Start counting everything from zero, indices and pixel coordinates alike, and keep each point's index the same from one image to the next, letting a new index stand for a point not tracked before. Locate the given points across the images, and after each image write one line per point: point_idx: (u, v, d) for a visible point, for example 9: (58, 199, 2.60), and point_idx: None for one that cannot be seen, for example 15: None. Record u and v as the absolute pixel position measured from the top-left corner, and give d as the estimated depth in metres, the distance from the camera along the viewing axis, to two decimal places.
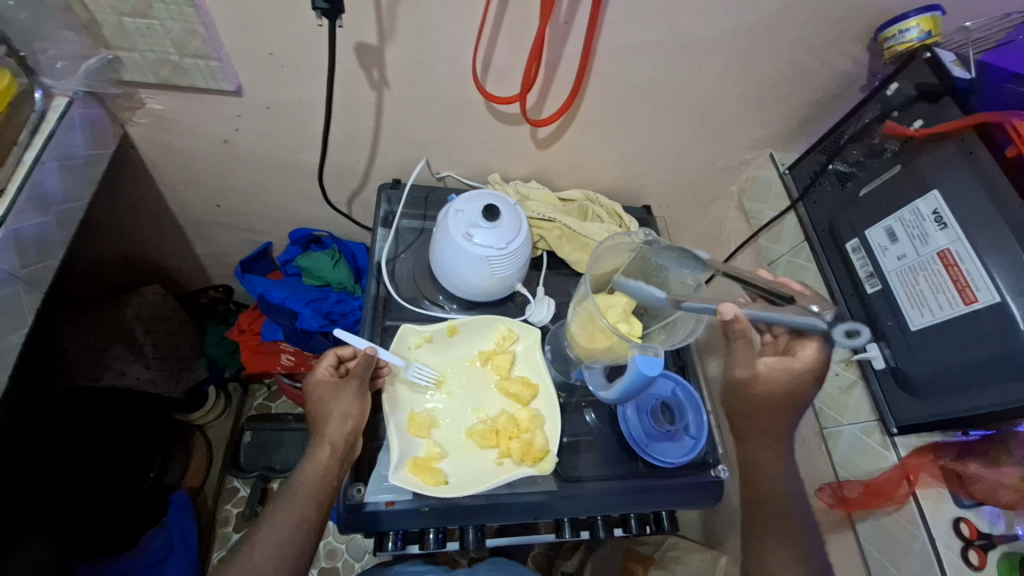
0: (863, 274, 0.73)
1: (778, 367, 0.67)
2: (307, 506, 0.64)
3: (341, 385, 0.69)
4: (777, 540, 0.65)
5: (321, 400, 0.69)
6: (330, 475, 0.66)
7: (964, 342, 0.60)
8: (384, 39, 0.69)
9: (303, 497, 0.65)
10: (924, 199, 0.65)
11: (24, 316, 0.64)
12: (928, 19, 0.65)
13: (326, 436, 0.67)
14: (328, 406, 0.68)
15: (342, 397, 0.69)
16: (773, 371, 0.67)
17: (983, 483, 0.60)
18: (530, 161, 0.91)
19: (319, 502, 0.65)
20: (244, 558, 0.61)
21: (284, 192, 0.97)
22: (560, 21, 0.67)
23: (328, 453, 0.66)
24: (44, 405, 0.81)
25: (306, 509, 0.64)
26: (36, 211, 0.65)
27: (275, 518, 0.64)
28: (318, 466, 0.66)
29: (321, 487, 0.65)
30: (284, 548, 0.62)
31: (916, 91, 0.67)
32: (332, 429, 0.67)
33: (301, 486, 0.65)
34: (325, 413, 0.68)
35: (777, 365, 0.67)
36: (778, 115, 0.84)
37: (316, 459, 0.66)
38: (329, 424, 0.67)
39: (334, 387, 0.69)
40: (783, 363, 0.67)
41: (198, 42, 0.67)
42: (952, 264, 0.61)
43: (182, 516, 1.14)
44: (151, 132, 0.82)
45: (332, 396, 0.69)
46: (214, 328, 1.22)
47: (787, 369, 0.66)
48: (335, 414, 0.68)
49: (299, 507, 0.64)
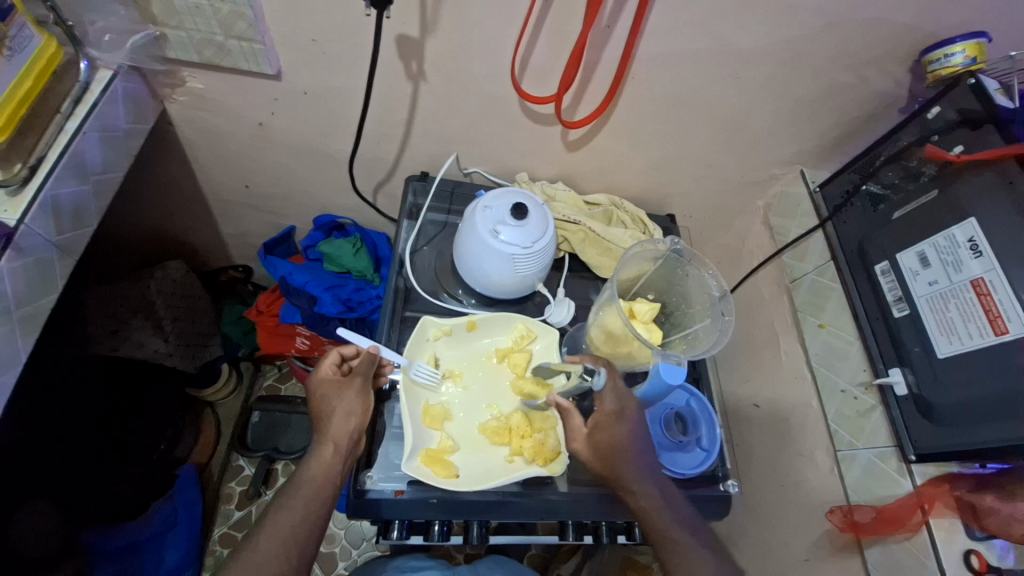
0: (891, 298, 0.73)
1: (597, 430, 0.63)
2: (308, 503, 0.62)
3: (345, 383, 0.69)
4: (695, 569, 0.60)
5: (325, 397, 0.68)
6: (333, 473, 0.64)
7: (994, 373, 0.59)
8: (426, 32, 0.69)
9: (307, 492, 0.63)
10: (961, 225, 0.64)
11: (55, 282, 0.65)
12: (974, 45, 0.64)
13: (329, 435, 0.65)
14: (332, 404, 0.67)
15: (346, 395, 0.68)
16: (601, 432, 0.63)
17: (999, 517, 0.59)
18: (558, 163, 0.92)
19: (322, 500, 0.63)
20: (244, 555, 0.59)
21: (313, 177, 0.98)
22: (602, 25, 0.67)
23: (331, 451, 0.64)
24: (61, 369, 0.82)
25: (309, 505, 0.62)
26: (74, 178, 0.66)
27: (281, 512, 0.61)
28: (322, 463, 0.64)
29: (325, 483, 0.63)
30: (291, 543, 0.60)
31: (958, 116, 0.66)
32: (336, 427, 0.66)
33: (306, 481, 0.63)
34: (329, 411, 0.67)
35: (596, 427, 0.64)
36: (812, 132, 0.84)
37: (320, 457, 0.64)
38: (332, 422, 0.66)
39: (339, 384, 0.68)
40: (600, 426, 0.63)
41: (243, 25, 0.68)
42: (985, 293, 0.60)
43: (189, 489, 1.16)
44: (189, 111, 0.83)
45: (336, 394, 0.68)
46: (231, 307, 1.23)
47: (606, 431, 0.63)
48: (338, 412, 0.66)
49: (302, 504, 0.62)
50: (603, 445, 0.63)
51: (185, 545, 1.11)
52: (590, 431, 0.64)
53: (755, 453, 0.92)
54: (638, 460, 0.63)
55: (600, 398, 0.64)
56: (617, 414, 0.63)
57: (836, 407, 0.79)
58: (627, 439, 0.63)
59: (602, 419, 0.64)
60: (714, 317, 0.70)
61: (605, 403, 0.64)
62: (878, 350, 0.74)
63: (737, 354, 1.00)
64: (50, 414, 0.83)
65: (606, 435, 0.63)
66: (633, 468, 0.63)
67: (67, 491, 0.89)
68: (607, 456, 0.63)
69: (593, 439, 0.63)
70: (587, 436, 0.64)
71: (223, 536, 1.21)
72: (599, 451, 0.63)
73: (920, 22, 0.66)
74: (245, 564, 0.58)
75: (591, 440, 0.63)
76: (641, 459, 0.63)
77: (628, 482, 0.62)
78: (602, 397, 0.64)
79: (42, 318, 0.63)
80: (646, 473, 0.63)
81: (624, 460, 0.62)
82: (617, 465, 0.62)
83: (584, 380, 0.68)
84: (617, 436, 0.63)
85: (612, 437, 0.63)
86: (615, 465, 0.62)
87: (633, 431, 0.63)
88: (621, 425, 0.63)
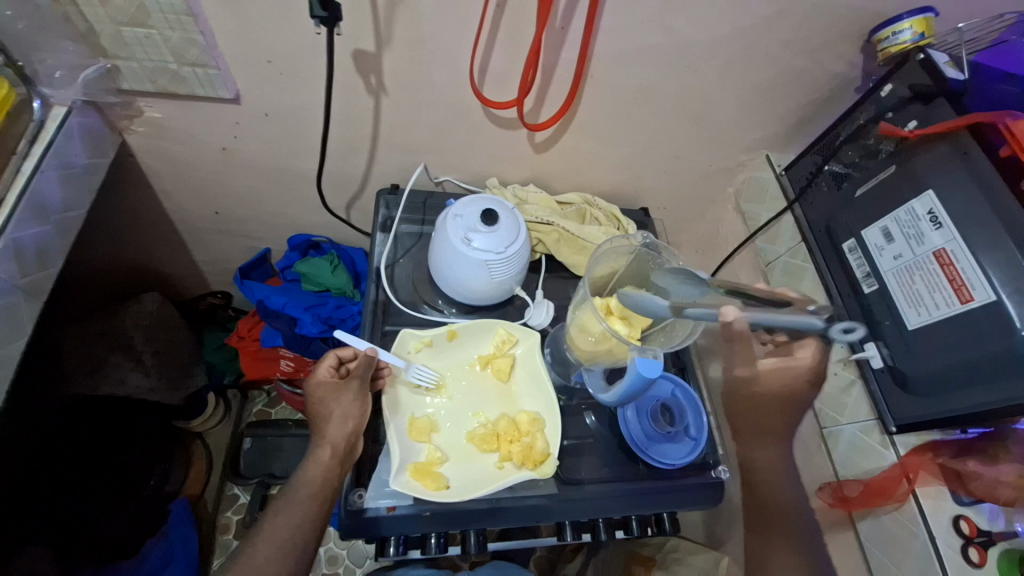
0: (860, 274, 0.74)
1: (794, 385, 0.67)
2: (307, 506, 0.62)
3: (342, 386, 0.69)
4: (776, 555, 0.66)
5: (323, 400, 0.67)
6: (331, 475, 0.64)
7: (962, 340, 0.60)
8: (382, 45, 0.69)
9: (304, 498, 0.62)
10: (920, 199, 0.66)
11: (24, 325, 0.64)
12: (921, 21, 0.66)
13: (327, 436, 0.65)
14: (329, 407, 0.67)
15: (344, 398, 0.68)
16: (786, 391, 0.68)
17: (982, 481, 0.61)
18: (528, 165, 0.92)
19: (319, 504, 0.63)
20: (246, 559, 0.58)
21: (283, 198, 0.97)
22: (556, 26, 0.67)
23: (329, 453, 0.64)
24: (43, 409, 0.80)
25: (308, 509, 0.62)
26: (36, 219, 0.65)
27: (279, 516, 0.61)
28: (319, 466, 0.64)
29: (323, 487, 0.63)
30: (288, 547, 0.60)
31: (910, 92, 0.67)
32: (333, 430, 0.66)
33: (304, 485, 0.63)
34: (326, 414, 0.67)
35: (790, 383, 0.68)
36: (773, 117, 0.85)
37: (317, 459, 0.64)
38: (330, 425, 0.66)
39: (336, 388, 0.68)
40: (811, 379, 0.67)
41: (196, 51, 0.68)
42: (949, 263, 0.61)
43: (182, 524, 1.14)
44: (150, 140, 0.82)
45: (334, 398, 0.68)
46: (213, 335, 1.22)
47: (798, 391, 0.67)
48: (336, 415, 0.67)
49: (300, 508, 0.62)
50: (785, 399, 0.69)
51: None
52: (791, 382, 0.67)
53: None
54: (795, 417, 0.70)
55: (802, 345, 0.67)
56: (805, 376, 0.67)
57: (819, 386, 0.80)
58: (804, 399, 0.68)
59: (809, 375, 0.67)
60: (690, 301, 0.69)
61: (807, 351, 0.66)
62: None
63: None
64: (56, 452, 0.83)
65: (797, 387, 0.67)
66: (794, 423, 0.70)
67: (63, 531, 0.88)
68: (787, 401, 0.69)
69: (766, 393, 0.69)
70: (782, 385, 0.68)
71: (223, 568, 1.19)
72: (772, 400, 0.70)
73: (866, 2, 0.67)
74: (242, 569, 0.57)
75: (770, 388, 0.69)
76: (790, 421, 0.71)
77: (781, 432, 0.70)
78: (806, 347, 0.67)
79: (12, 363, 0.61)
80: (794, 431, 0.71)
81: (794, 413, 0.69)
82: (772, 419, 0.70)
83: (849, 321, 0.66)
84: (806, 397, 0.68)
85: (797, 389, 0.68)
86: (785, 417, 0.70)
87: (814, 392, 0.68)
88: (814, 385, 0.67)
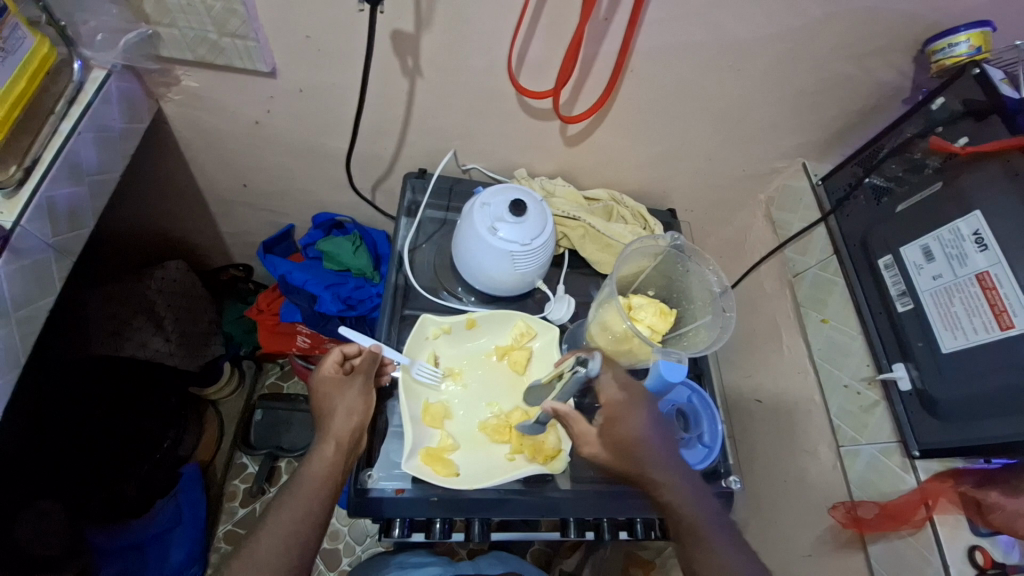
0: (894, 292, 0.72)
1: (610, 426, 0.60)
2: (310, 501, 0.61)
3: (346, 381, 0.68)
4: None
5: (327, 396, 0.67)
6: (335, 471, 0.62)
7: (999, 367, 0.58)
8: (422, 27, 0.68)
9: (307, 494, 0.61)
10: (965, 218, 0.63)
11: (53, 283, 0.65)
12: (979, 34, 0.63)
13: (330, 432, 0.64)
14: (334, 402, 0.66)
15: (348, 394, 0.67)
16: (615, 426, 0.60)
17: (1003, 513, 0.58)
18: (557, 158, 0.91)
19: (322, 500, 0.61)
20: (249, 553, 0.57)
21: (310, 176, 0.97)
22: (600, 17, 0.66)
23: (333, 448, 0.63)
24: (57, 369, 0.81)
25: (310, 504, 0.60)
26: (69, 180, 0.66)
27: (281, 511, 0.60)
28: (323, 461, 0.62)
29: (326, 483, 0.62)
30: (290, 542, 0.58)
31: (963, 107, 0.65)
32: (337, 424, 0.65)
33: (307, 480, 0.62)
34: (330, 410, 0.66)
35: (610, 421, 0.60)
36: (814, 124, 0.83)
37: (320, 455, 0.63)
38: (334, 420, 0.65)
39: (340, 383, 0.68)
40: (614, 420, 0.60)
41: (237, 21, 0.68)
42: (991, 287, 0.60)
43: (193, 488, 1.17)
44: (185, 110, 0.83)
45: (338, 393, 0.67)
46: (232, 306, 1.23)
47: (621, 423, 0.59)
48: (340, 411, 0.66)
49: (302, 504, 0.60)
50: (617, 440, 0.59)
51: (189, 545, 1.12)
52: (604, 427, 0.60)
53: (758, 449, 0.91)
54: (653, 450, 0.60)
55: (603, 388, 0.61)
56: (627, 402, 0.61)
57: (839, 402, 0.79)
58: (640, 429, 0.60)
59: (611, 413, 0.60)
60: (715, 313, 0.70)
61: (610, 392, 0.61)
62: (881, 345, 0.73)
63: (738, 349, 1.00)
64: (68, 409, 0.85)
65: (620, 429, 0.59)
66: (653, 461, 0.60)
67: (75, 489, 0.90)
68: (635, 460, 0.59)
69: (607, 435, 0.60)
70: (599, 432, 0.60)
71: (228, 534, 1.22)
72: (617, 449, 0.60)
73: (924, 11, 0.65)
74: (246, 564, 0.57)
75: (603, 438, 0.60)
76: (659, 448, 0.60)
77: (651, 474, 0.60)
78: (603, 387, 0.61)
79: (40, 319, 0.62)
80: (668, 463, 0.60)
81: (643, 452, 0.59)
82: (638, 456, 0.59)
83: (579, 369, 0.61)
84: (634, 428, 0.60)
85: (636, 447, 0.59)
86: (635, 460, 0.59)
87: (647, 421, 0.60)
88: (634, 414, 0.60)
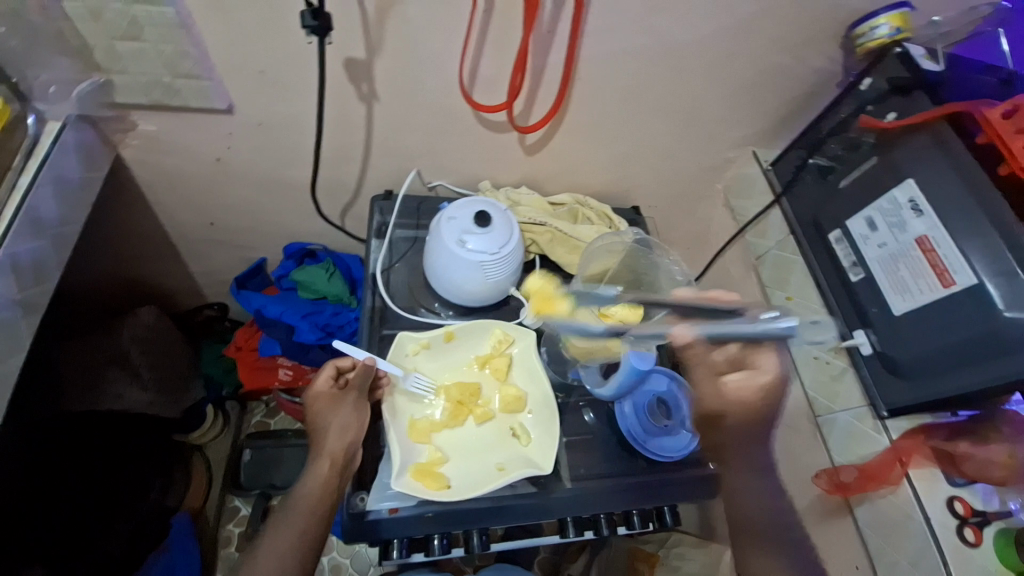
0: (847, 264, 0.76)
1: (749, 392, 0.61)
2: (304, 524, 0.62)
3: (341, 397, 0.69)
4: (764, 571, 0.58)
5: (321, 413, 0.68)
6: (330, 488, 0.64)
7: (944, 325, 0.62)
8: (372, 53, 0.70)
9: (302, 511, 0.63)
10: (901, 187, 0.68)
11: (24, 341, 0.63)
12: (897, 17, 0.69)
13: (326, 449, 0.66)
14: (328, 419, 0.68)
15: (342, 410, 0.68)
16: (752, 394, 0.61)
17: (974, 461, 0.63)
18: (519, 168, 0.93)
19: (318, 518, 0.63)
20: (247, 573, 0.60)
21: (279, 208, 0.98)
22: (543, 30, 0.69)
23: (327, 465, 0.65)
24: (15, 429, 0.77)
25: (304, 526, 0.62)
26: (31, 235, 0.65)
27: (276, 534, 0.62)
28: (318, 480, 0.64)
29: (321, 501, 0.63)
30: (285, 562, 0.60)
31: (889, 85, 0.70)
32: (332, 442, 0.66)
33: (301, 500, 0.63)
34: (324, 426, 0.67)
35: (743, 387, 0.61)
36: (759, 113, 0.87)
37: (316, 473, 0.65)
38: (329, 437, 0.67)
39: (334, 400, 0.69)
40: (749, 385, 0.61)
41: (188, 63, 0.69)
42: (930, 249, 0.63)
43: (184, 538, 1.13)
44: (144, 154, 0.83)
45: (332, 410, 0.68)
46: (210, 346, 1.22)
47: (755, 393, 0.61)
48: (335, 427, 0.67)
49: (297, 524, 0.62)
50: (748, 405, 0.61)
51: None
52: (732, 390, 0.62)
53: None
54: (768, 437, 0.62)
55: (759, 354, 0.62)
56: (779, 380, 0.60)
57: (811, 375, 0.81)
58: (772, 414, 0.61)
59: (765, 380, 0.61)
60: None
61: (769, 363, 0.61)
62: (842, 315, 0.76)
63: None
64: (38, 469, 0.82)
65: (747, 396, 0.61)
66: (761, 446, 0.62)
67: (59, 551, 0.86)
68: (755, 425, 0.62)
69: (730, 399, 0.62)
70: (732, 391, 0.62)
71: None
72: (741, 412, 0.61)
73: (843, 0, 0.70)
74: None
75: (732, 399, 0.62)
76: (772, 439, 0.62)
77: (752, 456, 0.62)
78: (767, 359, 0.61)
79: None
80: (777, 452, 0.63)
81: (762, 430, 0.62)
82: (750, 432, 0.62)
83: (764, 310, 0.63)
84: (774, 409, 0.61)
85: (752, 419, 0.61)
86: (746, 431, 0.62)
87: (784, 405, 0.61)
88: (777, 393, 0.60)
